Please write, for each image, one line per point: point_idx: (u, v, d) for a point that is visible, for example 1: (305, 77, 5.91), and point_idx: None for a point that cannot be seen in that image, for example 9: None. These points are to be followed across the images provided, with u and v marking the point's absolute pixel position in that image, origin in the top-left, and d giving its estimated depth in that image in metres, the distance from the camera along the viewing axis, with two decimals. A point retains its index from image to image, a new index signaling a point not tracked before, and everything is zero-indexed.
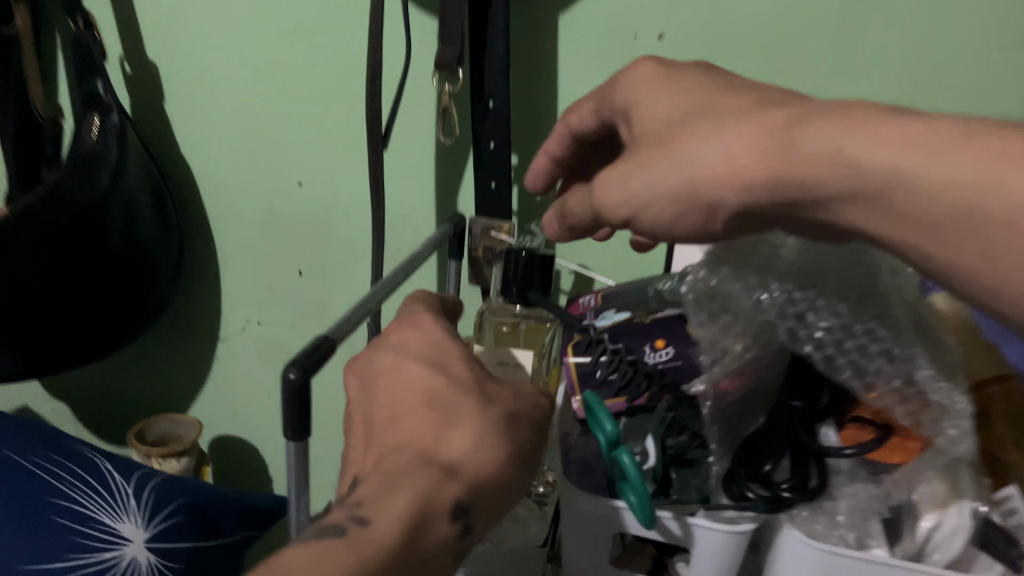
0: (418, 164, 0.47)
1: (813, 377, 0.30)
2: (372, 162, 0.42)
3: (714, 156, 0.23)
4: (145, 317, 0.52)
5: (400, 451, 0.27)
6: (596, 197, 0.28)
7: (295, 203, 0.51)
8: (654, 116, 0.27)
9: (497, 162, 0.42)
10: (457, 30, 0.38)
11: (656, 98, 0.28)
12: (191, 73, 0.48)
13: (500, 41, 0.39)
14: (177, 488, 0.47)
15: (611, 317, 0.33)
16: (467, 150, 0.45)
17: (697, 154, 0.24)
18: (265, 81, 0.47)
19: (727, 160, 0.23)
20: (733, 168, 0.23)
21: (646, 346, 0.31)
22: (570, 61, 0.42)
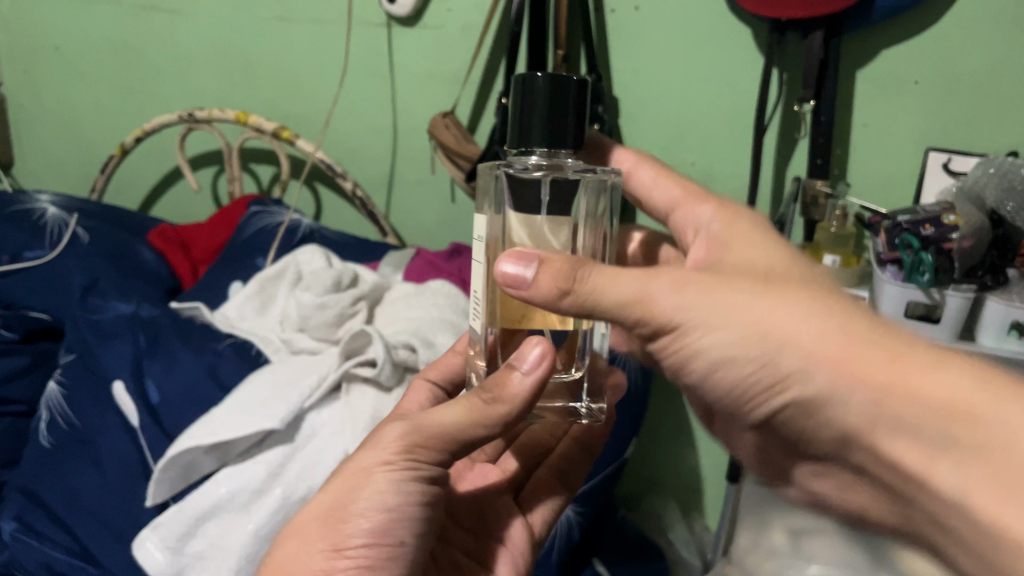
0: (771, 147, 0.85)
1: (1001, 244, 0.64)
2: (757, 145, 0.80)
3: (710, 343, 0.38)
4: None
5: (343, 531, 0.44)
6: (594, 285, 0.38)
7: (690, 173, 0.90)
8: (608, 291, 0.38)
9: (824, 146, 0.78)
10: (812, 82, 0.76)
11: (615, 280, 0.38)
12: (638, 101, 0.89)
13: (832, 89, 0.76)
14: None
15: (906, 215, 0.68)
16: (804, 140, 0.83)
17: (714, 312, 0.37)
18: (684, 105, 0.87)
19: (718, 325, 0.37)
20: (721, 317, 0.37)
21: (922, 227, 0.65)
22: (867, 96, 0.80)
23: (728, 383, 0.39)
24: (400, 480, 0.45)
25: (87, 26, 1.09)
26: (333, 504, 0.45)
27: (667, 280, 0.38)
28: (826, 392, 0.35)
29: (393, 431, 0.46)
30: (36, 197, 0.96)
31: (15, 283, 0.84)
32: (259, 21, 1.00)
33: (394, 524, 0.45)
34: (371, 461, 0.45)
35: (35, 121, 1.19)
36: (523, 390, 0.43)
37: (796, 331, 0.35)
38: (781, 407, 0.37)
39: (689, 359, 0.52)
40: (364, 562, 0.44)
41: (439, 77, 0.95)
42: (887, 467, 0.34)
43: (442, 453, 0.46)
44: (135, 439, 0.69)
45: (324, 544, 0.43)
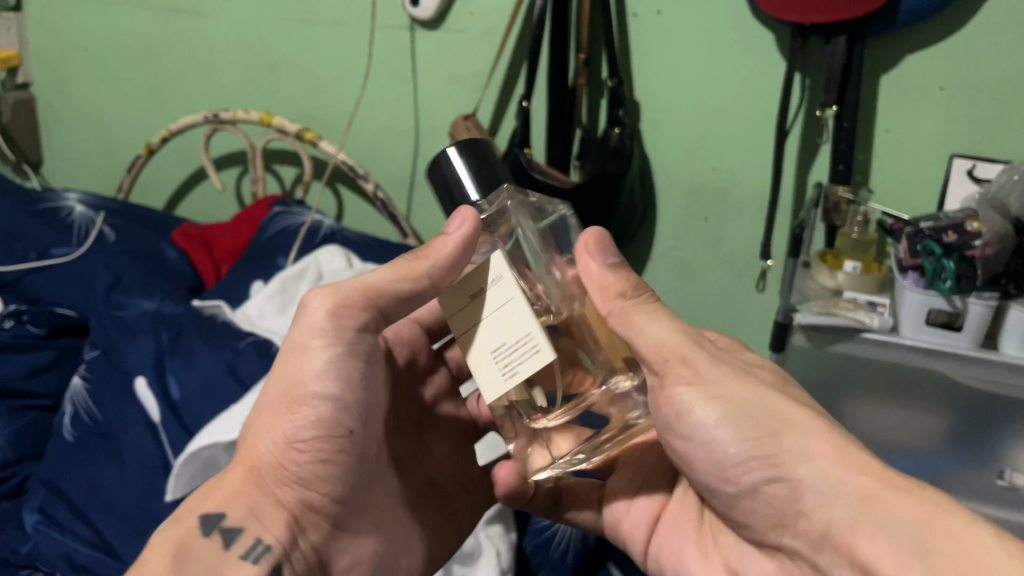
0: (792, 151, 0.84)
1: None
2: (778, 150, 0.80)
3: (715, 412, 0.46)
4: (623, 240, 0.92)
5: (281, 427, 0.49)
6: (630, 333, 0.47)
7: (711, 176, 0.90)
8: (649, 341, 0.46)
9: (846, 152, 0.77)
10: (834, 88, 0.75)
11: (659, 327, 0.47)
12: (659, 105, 0.89)
13: (854, 94, 0.76)
14: None
15: (929, 221, 0.67)
16: (826, 145, 0.83)
17: (734, 391, 0.46)
18: (705, 109, 0.87)
19: (726, 399, 0.46)
20: (738, 396, 0.46)
21: (945, 234, 0.64)
22: (890, 101, 0.79)
23: (725, 446, 0.46)
24: (338, 363, 0.49)
25: (115, 25, 1.11)
26: (288, 394, 0.49)
27: (704, 358, 0.47)
28: (816, 482, 0.42)
29: (320, 301, 0.50)
30: (63, 195, 0.97)
31: (42, 279, 0.86)
32: (283, 24, 1.01)
33: (342, 411, 0.50)
34: (308, 342, 0.49)
35: (64, 118, 1.21)
36: (449, 251, 0.47)
37: (804, 428, 0.44)
38: (756, 479, 0.46)
39: (622, 502, 0.62)
40: (325, 451, 0.49)
41: (460, 79, 0.96)
42: (852, 563, 0.41)
43: (369, 316, 0.50)
44: (156, 435, 0.70)
45: (279, 433, 0.49)
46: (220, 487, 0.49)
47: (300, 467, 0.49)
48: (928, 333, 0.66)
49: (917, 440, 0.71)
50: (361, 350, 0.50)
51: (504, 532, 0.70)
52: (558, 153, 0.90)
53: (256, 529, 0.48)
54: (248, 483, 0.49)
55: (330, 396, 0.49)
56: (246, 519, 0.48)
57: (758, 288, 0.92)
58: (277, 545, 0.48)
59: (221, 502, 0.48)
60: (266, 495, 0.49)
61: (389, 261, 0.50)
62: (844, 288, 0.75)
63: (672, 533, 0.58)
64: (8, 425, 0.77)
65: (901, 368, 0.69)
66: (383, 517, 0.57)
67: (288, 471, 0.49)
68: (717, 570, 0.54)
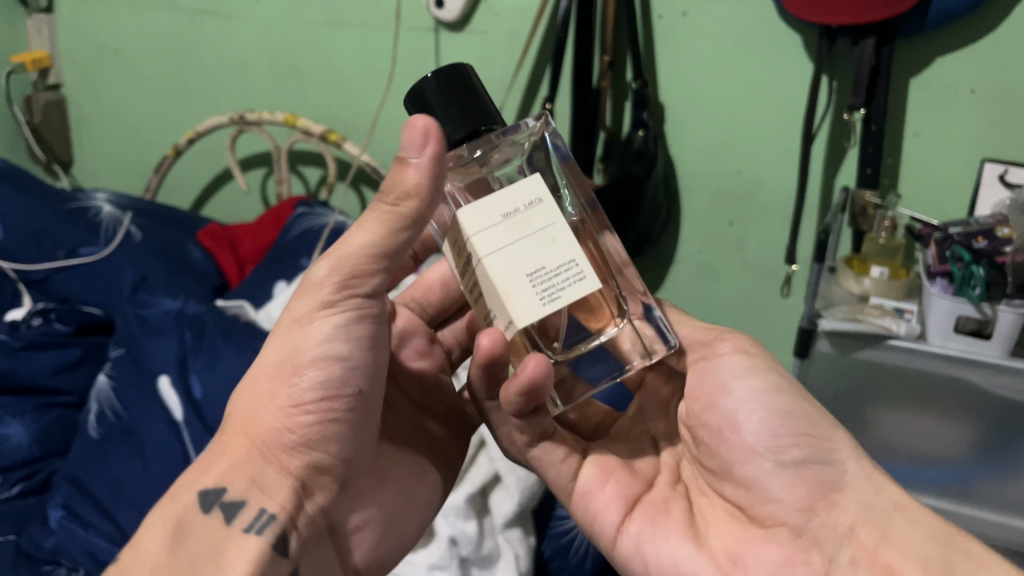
0: (819, 155, 0.83)
1: None
2: (805, 154, 0.79)
3: (754, 393, 0.49)
4: (646, 243, 0.92)
5: (294, 389, 0.47)
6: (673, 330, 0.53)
7: (736, 180, 0.89)
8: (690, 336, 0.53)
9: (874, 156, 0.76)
10: (862, 90, 0.74)
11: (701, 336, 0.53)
12: (684, 107, 0.88)
13: (883, 97, 0.74)
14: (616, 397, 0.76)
15: (959, 227, 0.66)
16: (853, 149, 0.81)
17: (780, 380, 0.50)
18: (730, 112, 0.86)
19: (770, 388, 0.49)
20: (781, 383, 0.49)
21: (976, 240, 0.64)
22: (919, 105, 0.78)
23: (758, 427, 0.48)
24: (347, 330, 0.48)
25: (144, 28, 1.12)
26: (290, 358, 0.47)
27: (750, 350, 0.51)
28: (858, 479, 0.46)
29: (320, 266, 0.47)
30: (92, 195, 0.99)
31: (70, 278, 0.87)
32: (309, 26, 1.02)
33: (352, 370, 0.48)
34: (310, 307, 0.47)
35: (94, 120, 1.23)
36: (424, 183, 0.43)
37: (838, 436, 0.48)
38: (791, 459, 0.47)
39: (597, 472, 0.55)
40: (331, 410, 0.48)
41: (485, 81, 0.96)
42: (877, 567, 0.43)
43: (377, 279, 0.47)
44: (177, 432, 0.71)
45: (284, 400, 0.47)
46: (222, 457, 0.47)
47: (306, 430, 0.47)
48: (956, 341, 0.65)
49: (943, 448, 0.70)
50: (368, 312, 0.49)
51: (523, 535, 0.70)
52: (582, 155, 0.89)
53: (261, 499, 0.46)
54: (251, 454, 0.47)
55: (337, 359, 0.47)
56: (249, 490, 0.46)
57: (783, 293, 0.91)
58: (283, 515, 0.46)
59: (223, 476, 0.46)
60: (271, 465, 0.47)
61: (370, 207, 0.46)
62: (870, 294, 0.74)
63: (654, 521, 0.52)
64: (34, 422, 0.78)
65: (928, 376, 0.67)
66: (384, 482, 0.55)
67: (292, 436, 0.47)
68: (712, 560, 0.48)
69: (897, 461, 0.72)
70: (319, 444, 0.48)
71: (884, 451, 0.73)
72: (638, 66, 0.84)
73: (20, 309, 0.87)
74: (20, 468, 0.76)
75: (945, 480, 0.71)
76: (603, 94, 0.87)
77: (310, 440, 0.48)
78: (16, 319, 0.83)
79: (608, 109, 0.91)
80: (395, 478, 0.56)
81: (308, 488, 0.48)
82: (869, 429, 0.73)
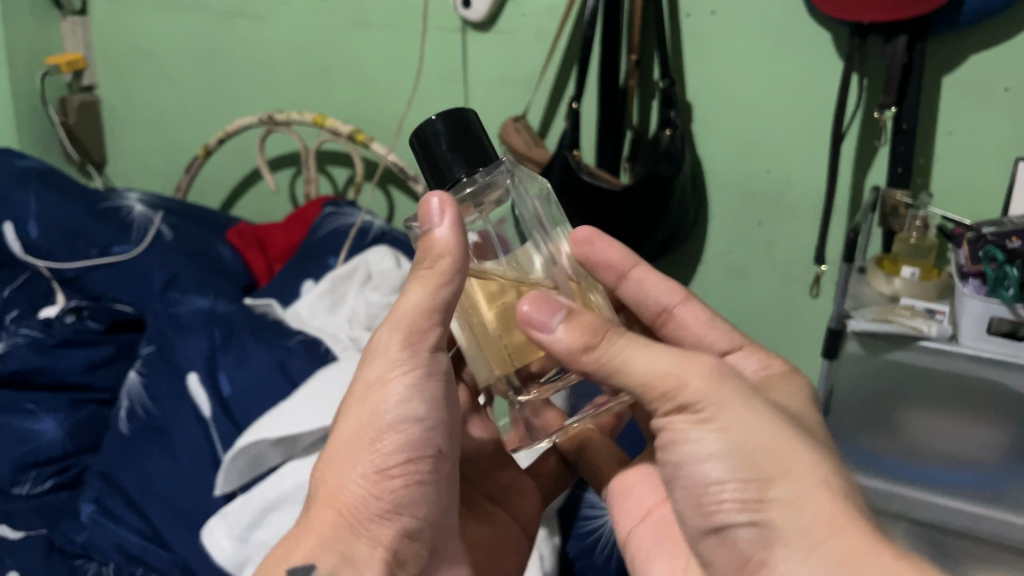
0: (849, 154, 0.82)
1: None
2: (834, 153, 0.78)
3: (705, 440, 0.44)
4: (673, 243, 0.91)
5: (375, 457, 0.48)
6: (626, 371, 0.46)
7: (764, 180, 0.88)
8: (635, 372, 0.45)
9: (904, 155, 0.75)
10: (893, 88, 0.73)
11: (645, 360, 0.46)
12: (712, 107, 0.88)
13: (915, 95, 0.73)
14: None
15: (991, 227, 0.65)
16: (884, 149, 0.80)
17: (729, 417, 0.44)
18: (758, 111, 0.86)
19: (718, 437, 0.44)
20: (741, 422, 0.44)
21: (1007, 240, 0.62)
22: (951, 103, 0.77)
23: (715, 479, 0.44)
24: (424, 393, 0.48)
25: (176, 31, 1.14)
26: (369, 425, 0.48)
27: (697, 377, 0.45)
28: (793, 535, 0.41)
29: (390, 332, 0.48)
30: (124, 195, 1.00)
31: (103, 276, 0.88)
32: (337, 27, 1.03)
33: (429, 432, 0.49)
34: (386, 371, 0.48)
35: (128, 122, 1.25)
36: (452, 242, 0.45)
37: (795, 473, 0.42)
38: (734, 507, 0.43)
39: (636, 469, 0.59)
40: (416, 473, 0.49)
41: (511, 82, 0.96)
42: None
43: (438, 334, 0.48)
44: (206, 430, 0.72)
45: (369, 467, 0.48)
46: (311, 531, 0.48)
47: (394, 495, 0.48)
48: (989, 343, 0.64)
49: (974, 453, 0.69)
50: (436, 369, 0.49)
51: (548, 535, 0.70)
52: (608, 155, 0.89)
53: (353, 574, 0.47)
54: (341, 527, 0.48)
55: (415, 421, 0.48)
56: (341, 564, 0.47)
57: (812, 294, 0.90)
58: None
59: (315, 552, 0.47)
60: (362, 538, 0.48)
61: (413, 272, 0.47)
62: (900, 294, 0.73)
63: (651, 536, 0.55)
64: (67, 417, 0.79)
65: (960, 378, 0.66)
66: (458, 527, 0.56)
67: (380, 504, 0.48)
68: None
69: (928, 466, 0.71)
70: (406, 505, 0.49)
71: (914, 455, 0.71)
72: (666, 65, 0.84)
73: (53, 306, 0.88)
74: (53, 462, 0.77)
75: (976, 485, 0.69)
76: (630, 94, 0.87)
77: (398, 503, 0.49)
78: (50, 318, 0.85)
79: (635, 109, 0.91)
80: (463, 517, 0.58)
81: (397, 553, 0.49)
82: (900, 434, 0.71)
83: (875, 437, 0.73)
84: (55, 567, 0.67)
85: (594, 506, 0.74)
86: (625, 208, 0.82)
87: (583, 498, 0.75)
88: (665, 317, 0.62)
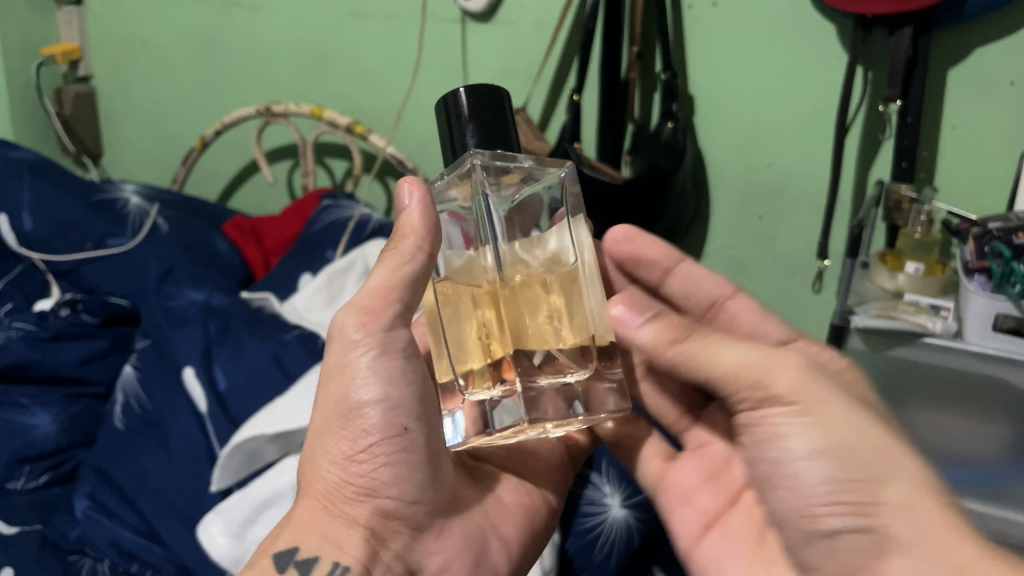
0: (852, 148, 0.81)
1: None
2: (838, 146, 0.77)
3: (799, 438, 0.43)
4: (675, 238, 0.90)
5: (343, 440, 0.48)
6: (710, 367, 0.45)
7: (766, 173, 0.87)
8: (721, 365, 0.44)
9: (909, 149, 0.74)
10: (898, 81, 0.72)
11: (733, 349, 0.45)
12: (714, 100, 0.87)
13: (920, 87, 0.72)
14: None
15: (998, 222, 0.64)
16: (888, 142, 0.79)
17: (830, 413, 0.43)
18: (762, 104, 0.84)
19: (811, 435, 0.43)
20: (831, 417, 0.43)
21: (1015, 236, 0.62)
22: (957, 96, 0.76)
23: (813, 480, 0.43)
24: (382, 373, 0.47)
25: (172, 21, 1.13)
26: (337, 410, 0.48)
27: (787, 364, 0.44)
28: (908, 544, 0.40)
29: (346, 315, 0.48)
30: (120, 186, 0.99)
31: (98, 270, 0.88)
32: (336, 18, 1.01)
33: (392, 412, 0.47)
34: (343, 356, 0.47)
35: (124, 114, 1.24)
36: (420, 222, 0.45)
37: (895, 470, 0.41)
38: (841, 506, 0.42)
39: (688, 472, 0.57)
40: (387, 454, 0.48)
41: (511, 73, 0.95)
42: None
43: (393, 312, 0.47)
44: (202, 426, 0.71)
45: (338, 452, 0.48)
46: (293, 518, 0.48)
47: (367, 477, 0.48)
48: (995, 340, 0.63)
49: (977, 450, 0.68)
50: (395, 346, 0.47)
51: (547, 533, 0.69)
52: (609, 148, 0.88)
53: (333, 555, 0.47)
54: (319, 511, 0.48)
55: (375, 402, 0.47)
56: (321, 548, 0.47)
57: (814, 289, 0.89)
58: (359, 564, 0.46)
59: (295, 536, 0.47)
60: (338, 519, 0.48)
61: (380, 255, 0.47)
62: (905, 290, 0.72)
63: (725, 542, 0.53)
64: (61, 412, 0.79)
65: (963, 375, 0.65)
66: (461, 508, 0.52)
67: (353, 487, 0.48)
68: None
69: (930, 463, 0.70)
70: (383, 486, 0.48)
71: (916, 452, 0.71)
72: (668, 56, 0.82)
73: (48, 299, 0.87)
74: (47, 457, 0.77)
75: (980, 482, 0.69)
76: (631, 85, 0.86)
77: (371, 484, 0.48)
78: (45, 311, 0.84)
79: (636, 101, 0.90)
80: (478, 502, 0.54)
81: (379, 535, 0.48)
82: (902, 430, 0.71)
83: None
84: (49, 563, 0.66)
85: (595, 503, 0.73)
86: (626, 203, 0.81)
87: (583, 495, 0.74)
88: (717, 310, 0.62)
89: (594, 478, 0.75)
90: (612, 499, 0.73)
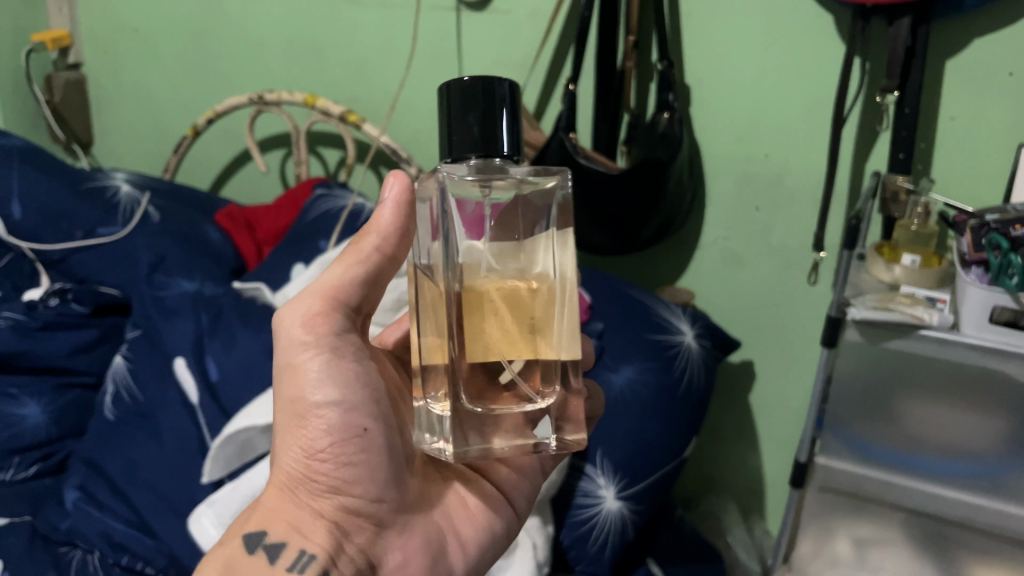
0: (849, 139, 0.81)
1: None
2: (834, 138, 0.77)
3: None
4: (670, 229, 0.90)
5: (302, 440, 0.46)
6: None
7: (763, 164, 0.86)
8: None
9: (907, 140, 0.73)
10: (895, 71, 0.71)
11: None
12: (710, 90, 0.86)
13: (917, 78, 0.72)
14: (641, 387, 0.75)
15: (996, 213, 0.63)
16: (885, 133, 0.79)
17: None
18: (758, 94, 0.84)
19: None
20: None
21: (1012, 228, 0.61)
22: (954, 87, 0.75)
23: None
24: (339, 373, 0.45)
25: (164, 8, 1.11)
26: (291, 411, 0.46)
27: None
28: None
29: (291, 313, 0.45)
30: (110, 175, 0.98)
31: (89, 259, 0.87)
32: (330, 6, 1.01)
33: (350, 413, 0.46)
34: (293, 357, 0.45)
35: (115, 104, 1.23)
36: (392, 222, 0.45)
37: None
38: None
39: None
40: (348, 452, 0.46)
41: (506, 62, 0.94)
42: None
43: (342, 316, 0.46)
44: (194, 417, 0.70)
45: (299, 449, 0.46)
46: (257, 510, 0.47)
47: (329, 475, 0.46)
48: (991, 332, 0.63)
49: (973, 443, 0.67)
50: (349, 345, 0.46)
51: (541, 524, 0.68)
52: (605, 138, 0.87)
53: (301, 543, 0.45)
54: (285, 501, 0.47)
55: (332, 402, 0.45)
56: (288, 533, 0.46)
57: (809, 281, 0.89)
58: (325, 554, 0.45)
59: (265, 521, 0.46)
60: (305, 509, 0.46)
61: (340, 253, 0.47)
62: (901, 282, 0.72)
63: None
64: (50, 402, 0.78)
65: (960, 366, 0.65)
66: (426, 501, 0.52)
67: (317, 483, 0.46)
68: None
69: (925, 455, 0.70)
70: (345, 484, 0.46)
71: (910, 444, 0.71)
72: (664, 46, 0.82)
73: (38, 288, 0.86)
74: (36, 448, 0.76)
75: (974, 475, 0.68)
76: (627, 75, 0.85)
77: (334, 481, 0.46)
78: (33, 300, 0.82)
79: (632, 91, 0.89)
80: (442, 503, 0.53)
81: (346, 529, 0.47)
82: (896, 422, 0.71)
83: (870, 424, 0.72)
84: (39, 555, 0.66)
85: (589, 495, 0.72)
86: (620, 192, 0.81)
87: (577, 486, 0.72)
88: None
89: (589, 469, 0.73)
90: (606, 491, 0.72)
